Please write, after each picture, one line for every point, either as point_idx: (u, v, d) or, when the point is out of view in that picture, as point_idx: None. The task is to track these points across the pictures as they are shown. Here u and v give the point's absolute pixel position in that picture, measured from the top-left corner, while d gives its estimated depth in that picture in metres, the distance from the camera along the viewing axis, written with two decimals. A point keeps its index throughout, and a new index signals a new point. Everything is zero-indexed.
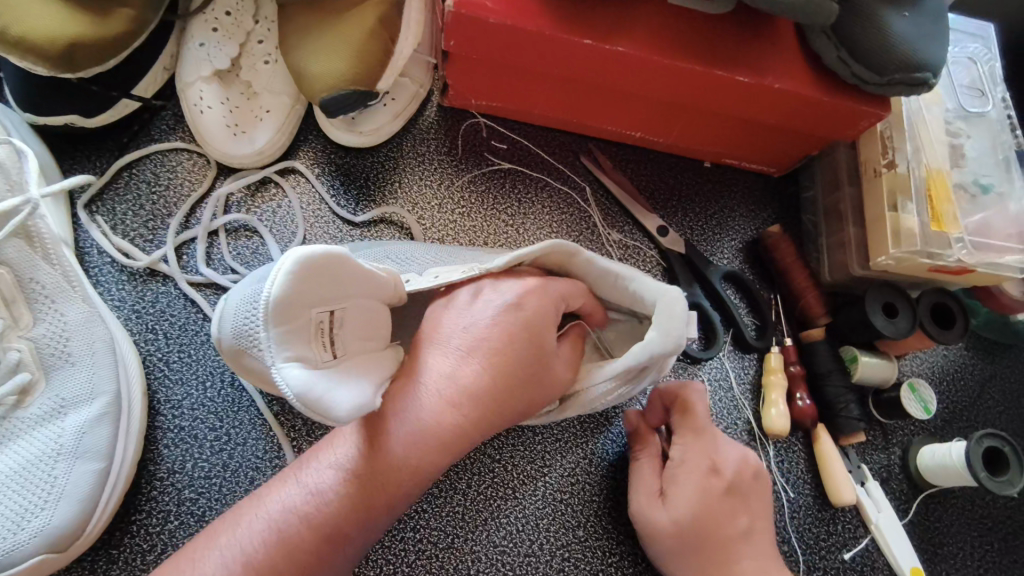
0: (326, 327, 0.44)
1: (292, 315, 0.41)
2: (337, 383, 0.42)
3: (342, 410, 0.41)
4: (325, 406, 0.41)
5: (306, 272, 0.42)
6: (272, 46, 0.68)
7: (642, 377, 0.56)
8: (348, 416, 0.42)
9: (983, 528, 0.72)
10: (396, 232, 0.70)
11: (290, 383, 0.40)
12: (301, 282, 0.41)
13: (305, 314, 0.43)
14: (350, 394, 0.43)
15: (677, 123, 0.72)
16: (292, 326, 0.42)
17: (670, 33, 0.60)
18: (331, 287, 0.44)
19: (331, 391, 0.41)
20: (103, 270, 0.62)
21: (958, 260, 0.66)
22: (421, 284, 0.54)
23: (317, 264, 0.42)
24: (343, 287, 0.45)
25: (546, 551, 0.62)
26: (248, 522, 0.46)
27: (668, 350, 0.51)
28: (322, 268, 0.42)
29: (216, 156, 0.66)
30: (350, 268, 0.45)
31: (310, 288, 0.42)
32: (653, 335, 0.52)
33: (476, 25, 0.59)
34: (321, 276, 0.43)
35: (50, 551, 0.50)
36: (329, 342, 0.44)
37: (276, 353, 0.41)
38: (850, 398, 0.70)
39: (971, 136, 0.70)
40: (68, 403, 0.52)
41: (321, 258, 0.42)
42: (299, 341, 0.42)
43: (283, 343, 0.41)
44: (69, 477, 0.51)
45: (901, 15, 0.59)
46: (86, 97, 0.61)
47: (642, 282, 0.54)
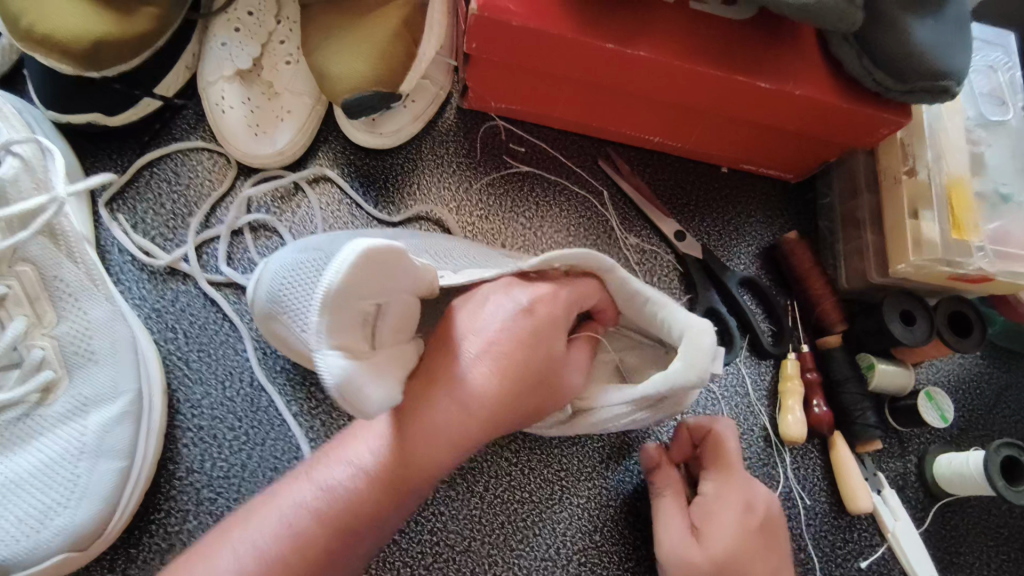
0: (369, 318, 0.43)
1: (344, 305, 0.40)
2: (373, 376, 0.42)
3: (375, 404, 0.42)
4: (360, 398, 0.41)
5: (364, 264, 0.40)
6: (294, 47, 0.68)
7: (661, 407, 0.55)
8: (377, 410, 0.42)
9: (998, 538, 0.72)
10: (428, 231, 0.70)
11: (333, 375, 0.39)
12: (359, 275, 0.40)
13: (356, 305, 0.41)
14: (382, 386, 0.43)
15: (697, 128, 0.72)
16: (343, 316, 0.40)
17: (693, 39, 0.60)
18: (385, 281, 0.43)
19: (367, 383, 0.41)
20: (124, 269, 0.62)
21: (978, 269, 0.65)
22: (454, 279, 0.51)
23: (378, 259, 0.41)
24: (396, 281, 0.44)
25: (563, 556, 0.62)
26: (260, 518, 0.46)
27: (691, 382, 0.51)
28: (379, 260, 0.41)
29: (238, 156, 0.66)
30: (402, 261, 0.43)
31: (366, 280, 0.40)
32: (677, 365, 0.51)
33: (500, 29, 0.59)
34: (377, 268, 0.41)
35: (72, 550, 0.50)
36: (368, 331, 0.43)
37: (323, 341, 0.40)
38: (867, 405, 0.69)
39: (991, 144, 0.70)
40: (90, 402, 0.52)
41: (382, 253, 0.41)
42: (343, 330, 0.41)
43: (329, 332, 0.40)
44: (91, 477, 0.51)
45: (924, 23, 0.59)
46: (110, 95, 0.61)
47: (672, 312, 0.53)
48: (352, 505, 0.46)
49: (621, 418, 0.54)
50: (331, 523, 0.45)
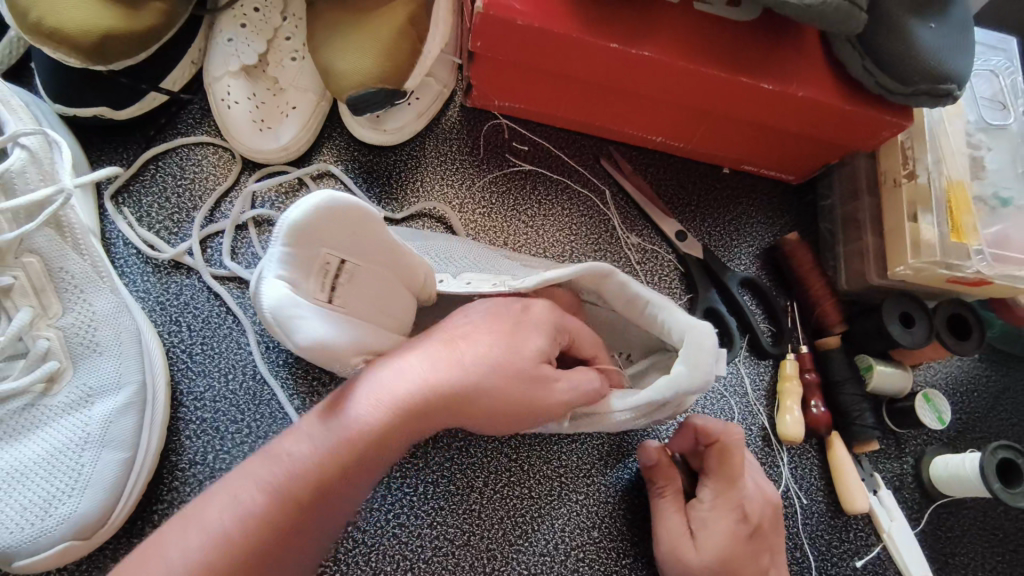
0: (331, 270, 0.46)
1: (301, 243, 0.44)
2: (316, 316, 0.44)
3: (301, 338, 0.43)
4: (289, 328, 0.43)
5: (327, 211, 0.44)
6: (299, 43, 0.68)
7: (663, 409, 0.55)
8: (305, 347, 0.43)
9: (994, 540, 0.72)
10: (435, 227, 0.71)
11: (269, 295, 0.42)
12: (320, 220, 0.44)
13: (316, 250, 0.45)
14: (322, 329, 0.43)
15: (699, 129, 0.72)
16: (301, 253, 0.44)
17: (696, 40, 0.60)
18: (348, 236, 0.46)
19: (301, 317, 0.43)
20: (129, 262, 0.63)
21: (977, 272, 0.66)
22: (454, 288, 0.55)
23: (341, 212, 0.44)
24: (362, 242, 0.47)
25: (561, 552, 0.63)
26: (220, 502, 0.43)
27: (696, 385, 0.50)
28: (345, 213, 0.45)
29: (243, 151, 0.66)
30: (373, 227, 0.47)
31: (327, 227, 0.44)
32: (680, 370, 0.51)
33: (504, 27, 0.59)
34: (343, 221, 0.45)
35: (75, 539, 0.50)
36: (330, 284, 0.46)
37: (273, 268, 0.43)
38: (864, 406, 0.70)
39: (991, 148, 0.71)
40: (95, 393, 0.53)
41: (346, 208, 0.44)
42: (300, 270, 0.45)
43: (283, 262, 0.43)
44: (95, 467, 0.51)
45: (926, 27, 0.60)
46: (117, 89, 0.62)
47: (675, 316, 0.53)
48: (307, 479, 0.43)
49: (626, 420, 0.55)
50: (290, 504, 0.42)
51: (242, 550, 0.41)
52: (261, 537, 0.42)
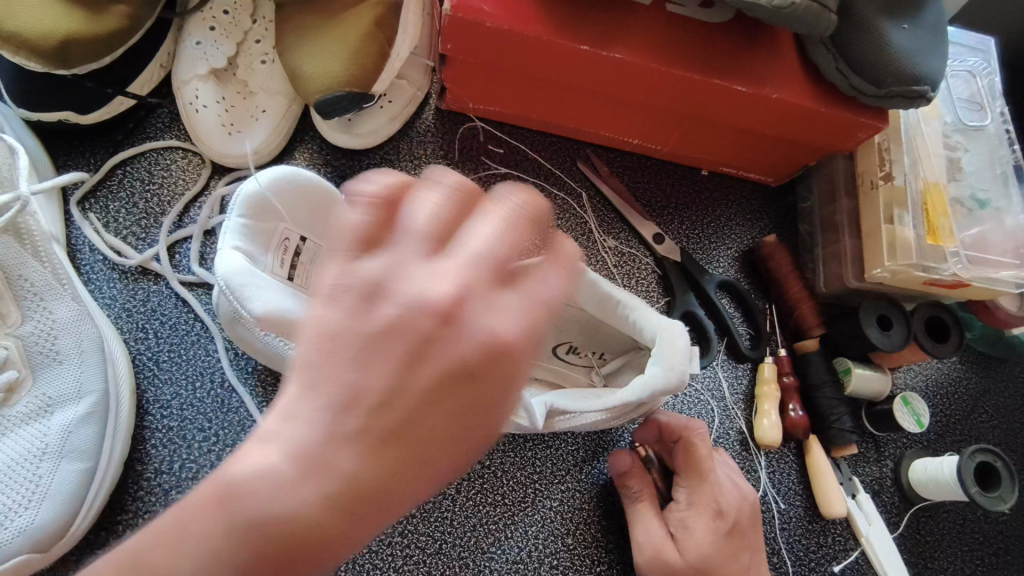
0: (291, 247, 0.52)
1: (261, 217, 0.49)
2: (273, 289, 0.47)
3: (252, 302, 0.45)
4: (242, 296, 0.46)
5: (286, 191, 0.51)
6: (269, 46, 0.67)
7: (637, 410, 0.55)
8: (258, 312, 0.46)
9: (974, 543, 0.72)
10: None
11: (224, 262, 0.46)
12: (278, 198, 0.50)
13: (275, 226, 0.51)
14: (277, 297, 0.47)
15: (676, 131, 0.72)
16: (260, 228, 0.50)
17: (666, 41, 0.60)
18: (307, 215, 0.53)
19: (254, 284, 0.46)
20: (95, 268, 0.62)
21: (954, 274, 0.65)
22: None
23: (298, 190, 0.51)
24: (320, 223, 0.54)
25: (534, 560, 0.62)
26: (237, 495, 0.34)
27: (671, 385, 0.50)
28: (299, 193, 0.51)
29: (212, 155, 0.65)
30: (329, 207, 0.53)
31: (286, 203, 0.51)
32: (654, 369, 0.51)
33: (472, 28, 0.58)
34: (302, 199, 0.51)
35: (33, 551, 0.49)
36: (289, 260, 0.52)
37: (229, 239, 0.48)
38: (843, 410, 0.69)
39: (967, 149, 0.70)
40: (54, 402, 0.52)
41: (304, 186, 0.51)
42: (258, 243, 0.50)
43: (240, 233, 0.48)
44: (54, 478, 0.50)
45: (898, 29, 0.59)
46: (81, 93, 0.61)
47: (645, 316, 0.53)
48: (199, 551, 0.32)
49: (600, 422, 0.54)
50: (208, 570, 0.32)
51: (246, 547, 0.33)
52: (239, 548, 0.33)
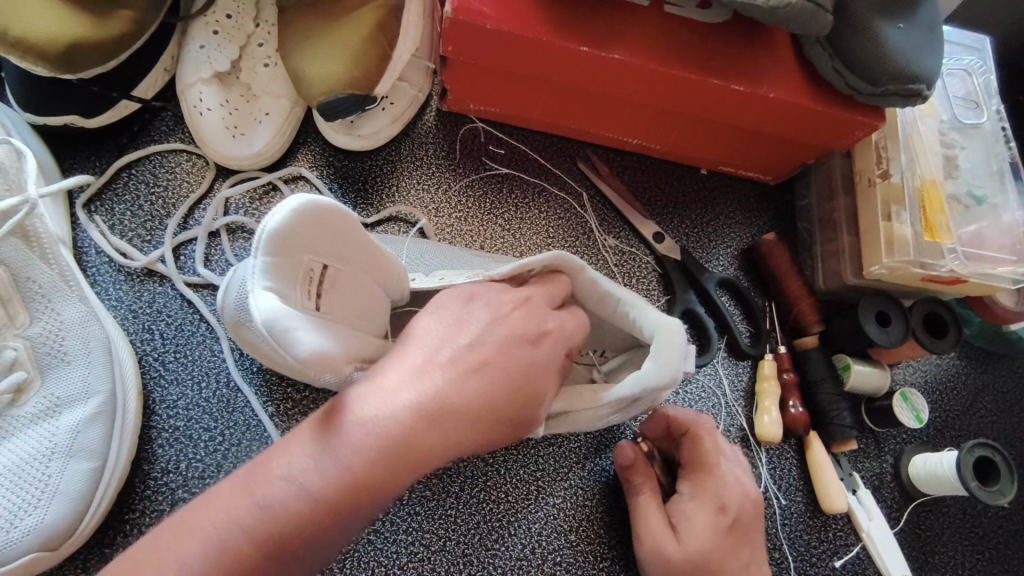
0: (315, 277, 0.46)
1: (286, 252, 0.43)
2: (312, 326, 0.42)
3: (302, 351, 0.41)
4: (287, 339, 0.41)
5: (308, 217, 0.43)
6: (272, 50, 0.68)
7: (635, 407, 0.55)
8: (307, 359, 0.41)
9: (974, 538, 0.72)
10: (400, 230, 0.71)
11: (261, 303, 0.41)
12: (301, 225, 0.42)
13: (298, 257, 0.44)
14: (319, 339, 0.42)
15: (675, 130, 0.72)
16: (285, 262, 0.43)
17: (665, 41, 0.60)
18: (325, 238, 0.45)
19: (301, 328, 0.41)
20: (101, 270, 0.63)
21: (951, 271, 0.66)
22: (426, 285, 0.54)
23: (324, 215, 0.44)
24: (342, 246, 0.47)
25: (538, 556, 0.63)
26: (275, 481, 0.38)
27: (664, 382, 0.51)
28: (327, 218, 0.44)
29: (216, 158, 0.66)
30: (355, 232, 0.47)
31: (311, 232, 0.44)
32: (650, 365, 0.51)
33: (473, 31, 0.59)
34: (325, 224, 0.44)
35: (41, 550, 0.50)
36: (315, 292, 0.46)
37: (259, 280, 0.42)
38: (842, 406, 0.70)
39: (964, 147, 0.71)
40: (62, 402, 0.53)
41: (329, 211, 0.44)
42: (286, 279, 0.44)
43: (269, 273, 0.42)
44: (62, 476, 0.51)
45: (894, 28, 0.60)
46: (86, 97, 0.62)
47: (643, 312, 0.53)
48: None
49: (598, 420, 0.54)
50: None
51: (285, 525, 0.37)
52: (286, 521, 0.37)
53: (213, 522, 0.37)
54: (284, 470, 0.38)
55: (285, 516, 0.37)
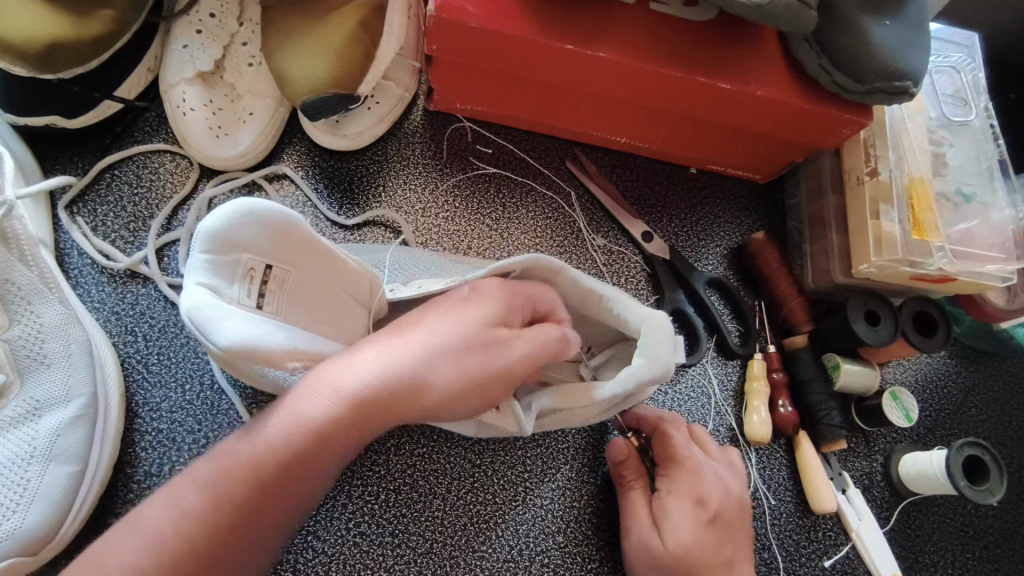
0: (258, 276, 0.46)
1: (222, 249, 0.44)
2: (242, 320, 0.42)
3: (222, 338, 0.40)
4: (207, 329, 0.41)
5: (247, 219, 0.44)
6: (256, 49, 0.68)
7: (625, 403, 0.55)
8: (229, 347, 0.40)
9: (964, 537, 0.72)
10: (382, 235, 0.70)
11: (187, 297, 0.42)
12: (241, 229, 0.43)
13: (237, 256, 0.45)
14: (245, 331, 0.41)
15: (662, 129, 0.72)
16: (225, 261, 0.44)
17: (651, 39, 0.60)
18: (271, 241, 0.46)
19: (222, 318, 0.41)
20: (83, 271, 0.62)
21: (940, 269, 0.66)
22: (405, 294, 0.53)
23: (267, 219, 0.44)
24: (291, 251, 0.47)
25: (525, 558, 0.62)
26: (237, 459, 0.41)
27: (657, 376, 0.51)
28: (272, 223, 0.45)
29: (200, 158, 0.66)
30: (302, 235, 0.47)
31: (250, 234, 0.44)
32: (641, 361, 0.51)
33: (458, 29, 0.59)
34: (269, 228, 0.45)
35: (22, 555, 0.49)
36: (257, 291, 0.46)
37: (192, 273, 0.43)
38: (831, 405, 0.70)
39: (953, 144, 0.71)
40: (42, 406, 0.52)
41: (273, 215, 0.45)
42: (223, 275, 0.44)
43: (205, 267, 0.43)
44: (42, 481, 0.50)
45: (880, 25, 0.59)
46: (67, 97, 0.61)
47: (629, 307, 0.53)
48: (190, 557, 0.39)
49: (589, 416, 0.54)
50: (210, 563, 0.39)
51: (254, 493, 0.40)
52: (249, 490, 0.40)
53: (179, 486, 0.41)
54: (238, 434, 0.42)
55: (238, 474, 0.40)
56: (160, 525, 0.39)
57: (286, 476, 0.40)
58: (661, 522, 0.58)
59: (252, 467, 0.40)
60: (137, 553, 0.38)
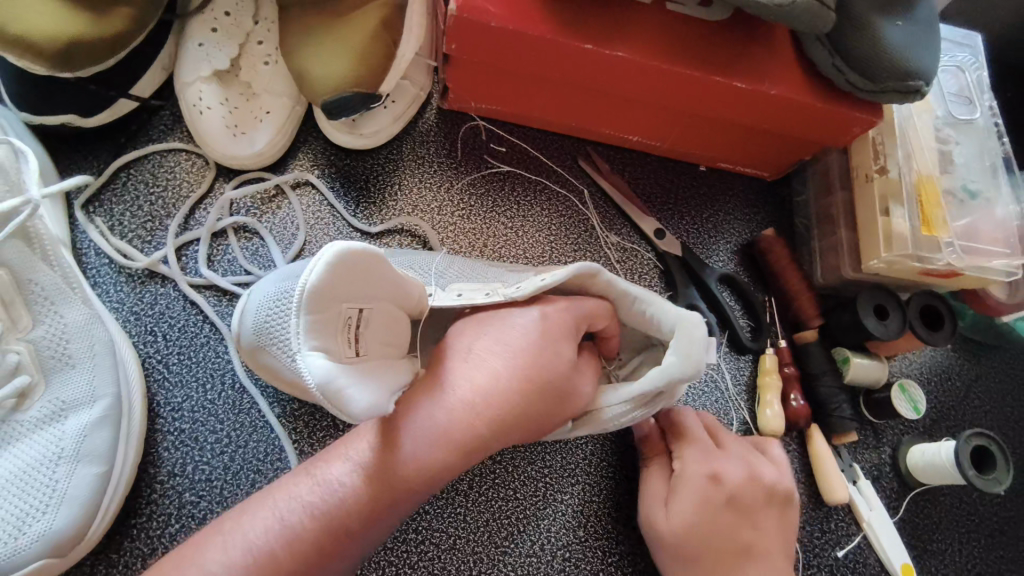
0: (353, 324, 0.44)
1: (325, 305, 0.41)
2: (360, 381, 0.41)
3: (358, 407, 0.40)
4: (344, 399, 0.39)
5: (344, 267, 0.41)
6: (272, 47, 0.67)
7: (659, 403, 0.55)
8: (363, 414, 0.40)
9: (970, 525, 0.74)
10: (406, 242, 0.70)
11: (313, 367, 0.39)
12: (335, 277, 0.41)
13: (336, 308, 0.42)
14: (370, 393, 0.41)
15: (675, 128, 0.73)
16: (325, 316, 0.41)
17: (668, 39, 0.61)
18: (360, 284, 0.44)
19: (352, 386, 0.40)
20: (101, 271, 0.62)
21: (948, 264, 0.67)
22: (444, 301, 0.53)
23: (354, 261, 0.42)
24: (374, 288, 0.45)
25: (547, 553, 0.63)
26: (314, 490, 0.45)
27: (687, 374, 0.51)
28: (359, 264, 0.42)
29: (216, 157, 0.65)
30: (385, 270, 0.45)
31: (345, 281, 0.42)
32: (671, 358, 0.51)
33: (480, 28, 0.59)
34: (356, 269, 0.42)
35: (52, 556, 0.49)
36: (352, 339, 0.44)
37: (304, 340, 0.40)
38: (842, 398, 0.71)
39: (959, 142, 0.72)
40: (68, 406, 0.52)
41: (358, 256, 0.42)
42: (326, 333, 0.42)
43: (311, 331, 0.40)
44: (70, 482, 0.50)
45: (893, 25, 0.61)
46: (85, 96, 0.61)
47: (663, 311, 0.54)
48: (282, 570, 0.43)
49: (620, 419, 0.54)
50: (303, 569, 0.44)
51: (336, 519, 0.44)
52: (332, 518, 0.44)
53: (280, 502, 0.45)
54: (343, 461, 0.46)
55: (328, 498, 0.45)
56: (259, 538, 0.43)
57: (368, 500, 0.45)
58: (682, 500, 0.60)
59: (335, 508, 0.44)
60: (230, 561, 0.43)
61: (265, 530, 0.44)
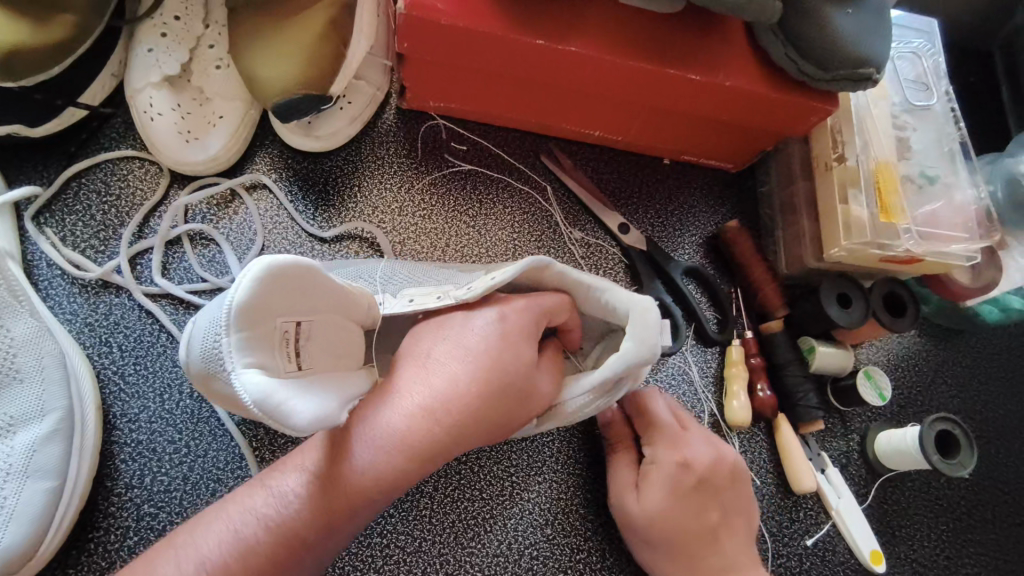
0: (291, 339, 0.43)
1: (255, 322, 0.40)
2: (301, 394, 0.41)
3: (301, 419, 0.39)
4: (284, 413, 0.39)
5: (273, 282, 0.41)
6: (223, 50, 0.66)
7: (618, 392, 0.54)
8: (307, 426, 0.40)
9: (938, 509, 0.75)
10: (365, 246, 0.69)
11: (249, 384, 0.39)
12: (263, 292, 0.40)
13: (268, 323, 0.42)
14: (313, 405, 0.41)
15: (635, 121, 0.73)
16: (257, 333, 0.41)
17: (620, 33, 0.60)
18: (295, 296, 0.43)
19: (292, 399, 0.39)
20: (53, 283, 0.61)
21: (908, 250, 0.67)
22: (396, 308, 0.53)
23: (285, 274, 0.41)
24: (311, 300, 0.45)
25: (514, 552, 0.63)
26: (267, 499, 0.45)
27: (644, 357, 0.50)
28: (289, 277, 0.42)
29: (169, 163, 0.65)
30: (321, 280, 0.44)
31: (276, 296, 0.42)
32: (628, 344, 0.51)
33: (429, 27, 0.58)
34: (286, 282, 0.42)
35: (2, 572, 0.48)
36: (293, 352, 0.44)
37: (236, 359, 0.39)
38: (808, 387, 0.71)
39: (916, 128, 0.73)
40: (16, 422, 0.50)
41: (289, 268, 0.41)
42: (261, 349, 0.41)
43: (243, 348, 0.40)
44: (20, 497, 0.49)
45: (844, 13, 0.60)
46: (31, 106, 0.60)
47: (615, 294, 0.53)
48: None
49: (582, 411, 0.54)
50: None
51: (289, 526, 0.44)
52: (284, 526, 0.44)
53: (232, 512, 0.45)
54: (294, 469, 0.46)
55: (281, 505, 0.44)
56: (210, 550, 0.43)
57: (319, 507, 0.44)
58: (632, 489, 0.60)
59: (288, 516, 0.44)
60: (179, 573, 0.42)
61: (217, 541, 0.44)
